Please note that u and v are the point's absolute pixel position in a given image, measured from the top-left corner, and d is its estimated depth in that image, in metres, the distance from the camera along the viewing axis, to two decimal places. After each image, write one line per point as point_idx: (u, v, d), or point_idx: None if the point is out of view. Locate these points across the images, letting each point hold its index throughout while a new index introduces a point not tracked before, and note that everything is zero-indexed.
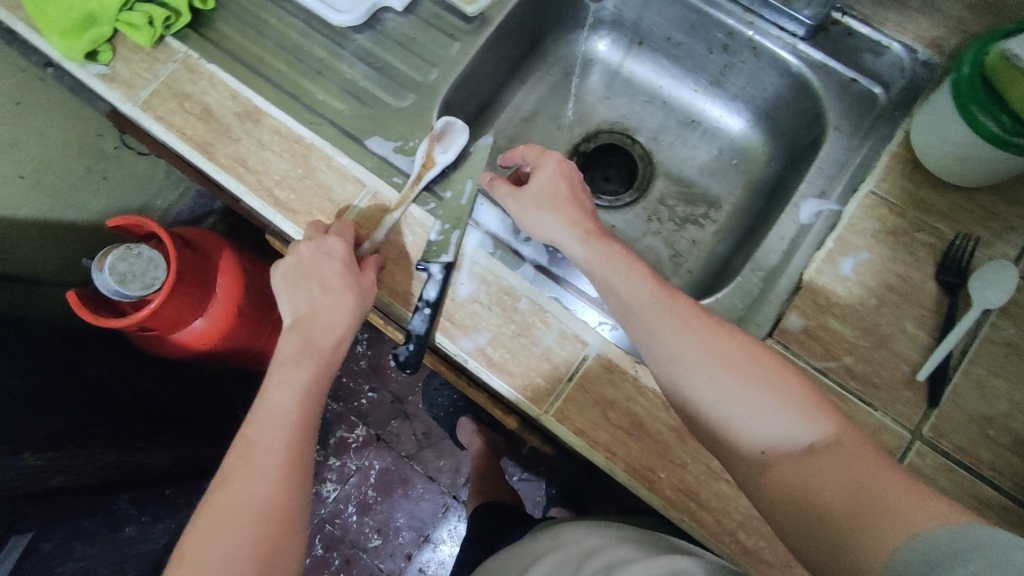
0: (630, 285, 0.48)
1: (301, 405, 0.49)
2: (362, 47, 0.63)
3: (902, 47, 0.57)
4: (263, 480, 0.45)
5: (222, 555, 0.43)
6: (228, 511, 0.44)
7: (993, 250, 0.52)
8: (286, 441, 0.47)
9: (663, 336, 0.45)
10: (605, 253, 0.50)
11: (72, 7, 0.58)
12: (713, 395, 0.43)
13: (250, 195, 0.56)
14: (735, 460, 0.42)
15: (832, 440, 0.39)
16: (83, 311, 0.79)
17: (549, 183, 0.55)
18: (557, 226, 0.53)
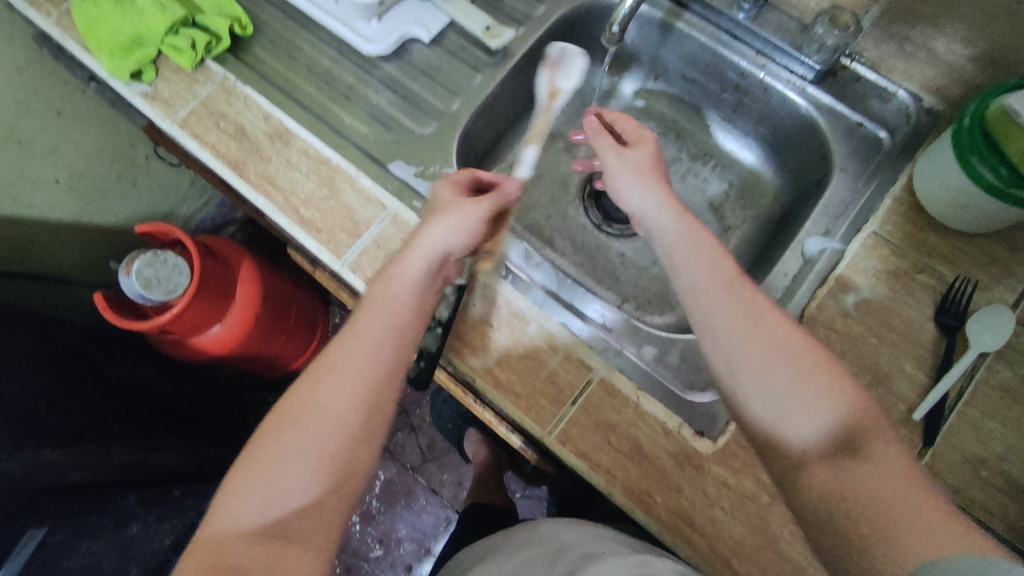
0: (708, 268, 0.49)
1: (393, 331, 0.49)
2: (389, 75, 0.66)
3: (908, 94, 0.60)
4: (345, 396, 0.46)
5: (294, 457, 0.44)
6: (308, 431, 0.45)
7: (992, 294, 0.54)
8: (372, 364, 0.48)
9: (726, 318, 0.47)
10: (693, 231, 0.51)
11: (121, 29, 0.62)
12: (773, 380, 0.44)
13: (276, 212, 0.59)
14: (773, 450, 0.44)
15: (872, 450, 0.41)
16: (109, 313, 0.83)
17: (645, 155, 0.57)
18: (650, 195, 0.54)
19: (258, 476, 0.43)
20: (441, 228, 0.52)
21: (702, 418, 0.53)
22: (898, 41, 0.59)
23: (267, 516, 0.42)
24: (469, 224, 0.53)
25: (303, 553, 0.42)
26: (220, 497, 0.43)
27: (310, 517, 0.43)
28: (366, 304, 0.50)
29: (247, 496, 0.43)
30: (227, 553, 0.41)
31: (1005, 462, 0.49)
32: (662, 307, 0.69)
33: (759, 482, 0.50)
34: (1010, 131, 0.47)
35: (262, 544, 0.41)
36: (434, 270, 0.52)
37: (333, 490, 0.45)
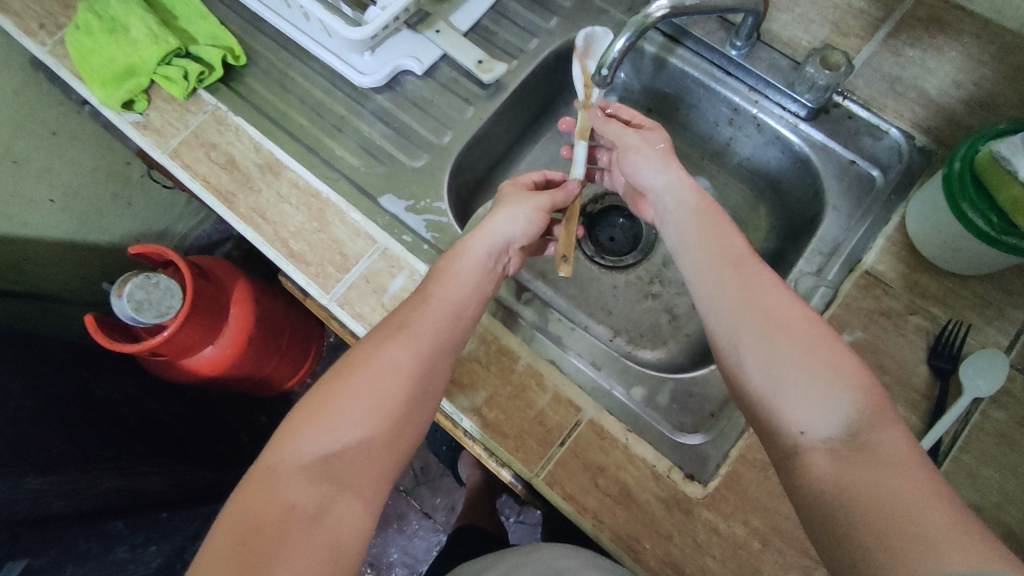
0: (716, 244, 0.49)
1: (461, 301, 0.50)
2: (381, 107, 0.66)
3: (899, 133, 0.59)
4: (410, 354, 0.46)
5: (351, 405, 0.44)
6: (366, 382, 0.45)
7: (985, 337, 0.53)
8: (441, 327, 0.49)
9: (729, 292, 0.46)
10: (708, 208, 0.51)
11: (115, 59, 0.62)
12: (778, 353, 0.42)
13: (266, 245, 0.59)
14: (773, 435, 0.42)
15: (875, 440, 0.38)
16: (99, 337, 0.81)
17: (659, 137, 0.57)
18: (667, 171, 0.54)
19: (321, 417, 0.43)
20: (509, 216, 0.55)
21: (691, 460, 0.52)
22: (889, 80, 0.60)
23: (325, 458, 0.42)
24: (532, 214, 0.56)
25: (354, 502, 0.41)
26: (283, 433, 0.43)
27: (366, 466, 0.43)
28: (437, 275, 0.51)
29: (310, 435, 0.42)
30: (285, 487, 0.40)
31: (1002, 511, 0.48)
32: (655, 341, 0.68)
33: (750, 528, 0.49)
34: (1000, 180, 0.46)
35: (317, 483, 0.40)
36: (499, 256, 0.54)
37: (384, 445, 0.44)
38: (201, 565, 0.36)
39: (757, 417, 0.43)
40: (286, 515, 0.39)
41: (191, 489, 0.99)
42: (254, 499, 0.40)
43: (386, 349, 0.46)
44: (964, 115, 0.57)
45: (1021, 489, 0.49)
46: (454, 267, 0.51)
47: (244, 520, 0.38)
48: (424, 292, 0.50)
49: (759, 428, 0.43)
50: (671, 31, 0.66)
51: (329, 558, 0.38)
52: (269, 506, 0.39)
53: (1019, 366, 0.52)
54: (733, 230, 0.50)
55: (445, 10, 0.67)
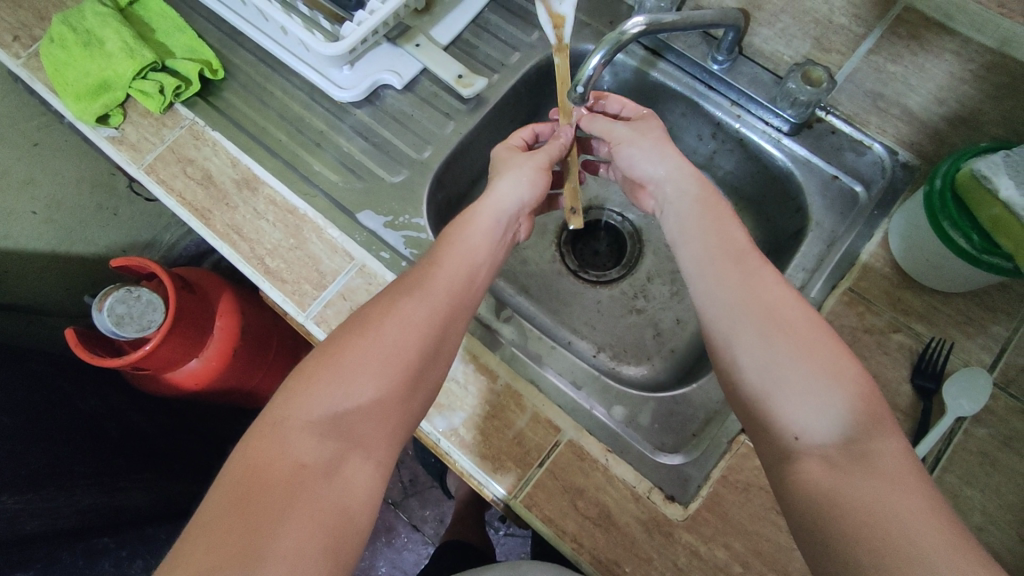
0: (722, 234, 0.49)
1: (472, 269, 0.50)
2: (360, 121, 0.65)
3: (883, 148, 0.58)
4: (424, 316, 0.46)
5: (361, 369, 0.42)
6: (378, 349, 0.43)
7: (968, 354, 0.52)
8: (453, 293, 0.48)
9: (729, 286, 0.45)
10: (708, 198, 0.51)
11: (89, 74, 0.61)
12: (779, 345, 0.42)
13: (241, 262, 0.58)
14: (768, 433, 0.41)
15: (872, 448, 0.37)
16: (79, 351, 0.80)
17: (652, 124, 0.57)
18: (664, 160, 0.54)
19: (332, 374, 0.42)
20: (513, 181, 0.54)
21: (672, 481, 0.51)
22: (872, 96, 0.59)
23: (335, 416, 0.41)
24: (535, 176, 0.55)
25: (365, 461, 0.40)
26: (291, 389, 0.42)
27: (377, 424, 0.42)
28: (447, 243, 0.51)
29: (320, 391, 0.41)
30: (294, 441, 0.39)
31: (985, 533, 0.47)
32: (639, 357, 0.67)
33: (731, 551, 0.48)
34: (981, 198, 0.46)
35: (327, 440, 0.39)
36: (507, 222, 0.54)
37: (396, 405, 0.43)
38: (202, 523, 0.35)
39: (753, 409, 0.42)
40: (295, 471, 0.37)
41: (172, 502, 0.98)
42: (259, 454, 0.38)
43: (402, 314, 0.45)
44: (946, 132, 0.57)
45: (1005, 510, 0.48)
46: (464, 234, 0.51)
47: (249, 474, 0.37)
48: (435, 257, 0.50)
49: (754, 428, 0.42)
50: (653, 45, 0.66)
51: (338, 519, 0.37)
52: (276, 461, 0.38)
53: (1002, 385, 0.51)
54: (734, 222, 0.50)
55: (426, 23, 0.66)
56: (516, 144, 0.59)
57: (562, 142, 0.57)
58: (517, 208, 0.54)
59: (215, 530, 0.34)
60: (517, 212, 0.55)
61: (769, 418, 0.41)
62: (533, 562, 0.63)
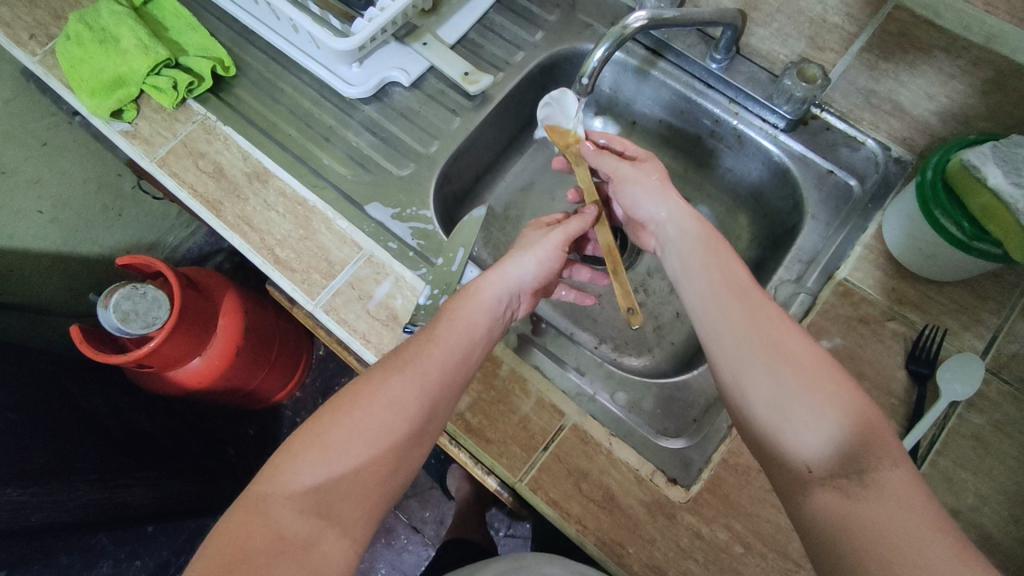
0: (724, 274, 0.47)
1: (470, 342, 0.49)
2: (369, 118, 0.67)
3: (876, 144, 0.61)
4: (414, 392, 0.45)
5: (343, 440, 0.42)
6: (361, 422, 0.43)
7: (961, 341, 0.54)
8: (445, 371, 0.46)
9: (734, 322, 0.43)
10: (711, 239, 0.49)
11: (104, 70, 0.62)
12: (777, 376, 0.40)
13: (252, 252, 0.59)
14: (772, 458, 0.40)
15: (879, 474, 0.35)
16: (85, 346, 0.80)
17: (655, 164, 0.56)
18: (665, 202, 0.53)
19: (317, 449, 0.41)
20: (521, 261, 0.53)
21: (675, 464, 0.52)
22: (864, 93, 0.61)
23: (315, 488, 0.40)
24: (548, 257, 0.54)
25: (341, 535, 0.40)
26: (276, 461, 0.42)
27: (358, 503, 0.41)
28: (446, 316, 0.50)
29: (304, 464, 0.41)
30: (275, 516, 0.38)
31: (978, 513, 0.49)
32: (640, 348, 0.69)
33: (733, 532, 0.49)
34: (971, 188, 0.48)
35: (308, 516, 0.39)
36: (509, 300, 0.52)
37: (378, 485, 0.42)
38: None
39: (762, 447, 0.41)
40: (274, 544, 0.37)
41: (184, 499, 0.98)
42: (239, 530, 0.38)
43: (388, 387, 0.44)
44: (937, 128, 0.58)
45: (998, 492, 0.49)
46: (463, 309, 0.50)
47: (225, 548, 0.37)
48: (432, 330, 0.48)
49: (760, 451, 0.41)
50: (653, 45, 0.68)
51: None
52: (256, 533, 0.37)
53: (994, 370, 0.53)
54: (735, 259, 0.48)
55: (433, 23, 0.68)
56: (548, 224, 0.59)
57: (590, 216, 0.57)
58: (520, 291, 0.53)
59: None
60: (520, 294, 0.53)
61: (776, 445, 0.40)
62: (538, 551, 0.64)
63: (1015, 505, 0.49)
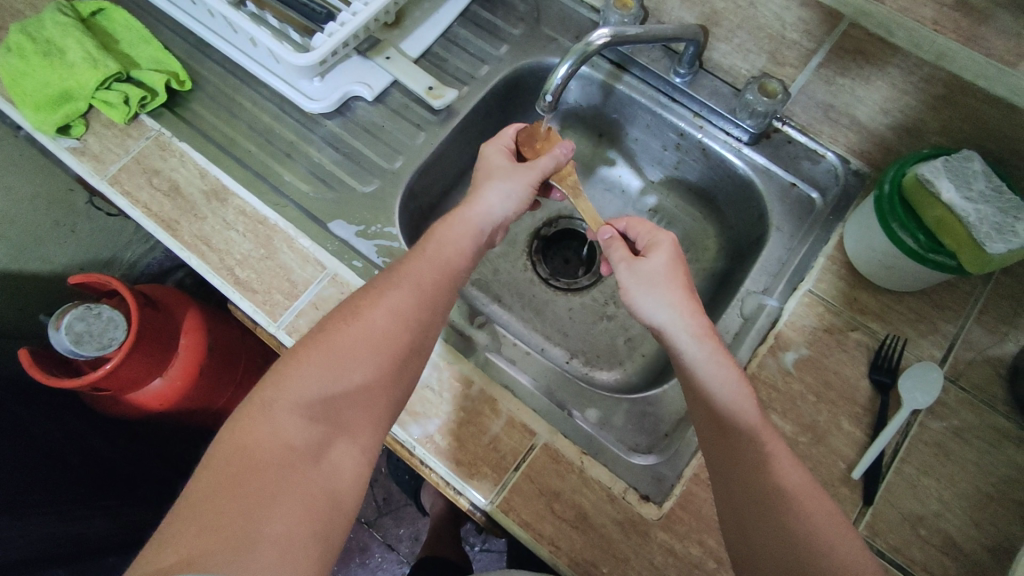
0: (720, 381, 0.46)
1: (456, 261, 0.52)
2: (331, 132, 0.65)
3: (836, 157, 0.63)
4: (411, 302, 0.49)
5: (348, 346, 0.46)
6: (360, 338, 0.46)
7: (920, 350, 0.55)
8: (438, 282, 0.50)
9: (719, 375, 0.47)
10: (719, 359, 0.47)
11: (49, 84, 0.60)
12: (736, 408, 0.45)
13: (210, 273, 0.57)
14: (728, 498, 0.45)
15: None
16: (32, 369, 0.76)
17: (664, 259, 0.53)
18: (667, 305, 0.50)
19: (320, 366, 0.45)
20: (502, 193, 0.56)
21: (647, 481, 0.52)
22: (823, 107, 0.61)
23: (323, 401, 0.44)
24: (524, 191, 0.57)
25: (351, 444, 0.44)
26: (282, 370, 0.45)
27: (362, 411, 0.45)
28: (433, 236, 0.53)
29: (313, 374, 0.45)
30: (282, 425, 0.42)
31: (942, 520, 0.50)
32: (611, 362, 0.68)
33: (705, 548, 0.49)
34: (926, 201, 0.49)
35: (315, 424, 0.43)
36: (493, 229, 0.56)
37: (384, 393, 0.46)
38: (195, 494, 0.39)
39: (719, 466, 0.46)
40: (284, 453, 0.41)
41: (135, 530, 0.92)
42: (249, 436, 0.42)
43: (382, 307, 0.48)
44: (892, 140, 0.59)
45: (960, 498, 0.50)
46: (449, 229, 0.53)
47: (234, 456, 0.41)
48: (423, 249, 0.52)
49: (718, 482, 0.46)
50: (618, 59, 0.68)
51: (327, 504, 0.41)
52: (269, 438, 0.41)
53: (952, 378, 0.54)
54: (733, 368, 0.47)
55: (395, 36, 0.67)
56: (503, 146, 0.59)
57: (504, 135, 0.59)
58: (506, 214, 0.57)
59: (202, 507, 0.38)
60: (503, 221, 0.57)
61: (747, 525, 0.43)
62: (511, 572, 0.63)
63: (977, 510, 0.50)
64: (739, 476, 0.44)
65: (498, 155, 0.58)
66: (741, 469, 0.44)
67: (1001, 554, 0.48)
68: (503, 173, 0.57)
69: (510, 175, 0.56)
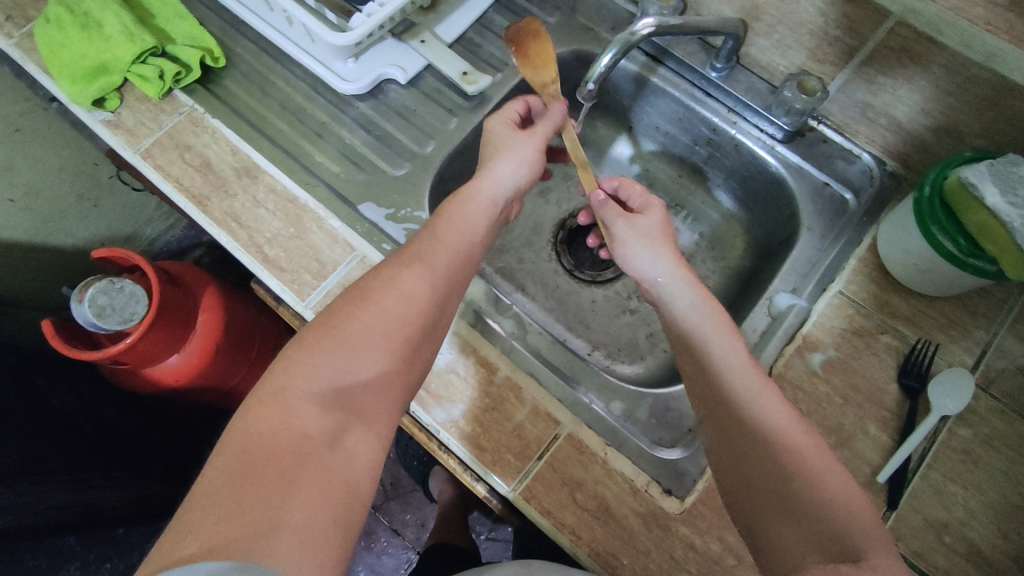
0: (725, 345, 0.46)
1: (467, 246, 0.52)
2: (363, 115, 0.65)
3: (871, 158, 0.61)
4: (424, 288, 0.48)
5: (361, 333, 0.45)
6: (372, 323, 0.45)
7: (951, 356, 0.54)
8: (451, 266, 0.50)
9: (724, 339, 0.46)
10: (707, 304, 0.49)
11: (86, 56, 0.60)
12: (755, 401, 0.43)
13: (239, 250, 0.57)
14: (745, 493, 0.41)
15: (872, 558, 0.35)
16: (55, 341, 0.76)
17: (656, 220, 0.56)
18: (662, 260, 0.53)
19: (334, 354, 0.44)
20: (511, 163, 0.56)
21: (669, 475, 0.52)
22: (861, 107, 0.61)
23: (337, 387, 0.43)
24: (532, 158, 0.58)
25: (364, 432, 0.42)
26: (294, 359, 0.44)
27: (377, 399, 0.44)
28: (442, 218, 0.52)
29: (326, 362, 0.43)
30: (296, 412, 0.41)
31: (968, 528, 0.49)
32: (632, 355, 0.68)
33: (727, 544, 0.49)
34: (968, 205, 0.48)
35: (329, 411, 0.42)
36: (505, 203, 0.56)
37: (396, 379, 0.45)
38: (206, 484, 0.36)
39: (732, 455, 0.42)
40: (299, 440, 0.39)
41: (147, 504, 0.92)
42: (263, 424, 0.40)
43: (392, 291, 0.47)
44: (931, 143, 0.59)
45: (987, 506, 0.50)
46: (460, 213, 0.53)
47: (248, 443, 0.38)
48: (434, 233, 0.51)
49: (727, 474, 0.43)
50: (654, 51, 0.68)
51: (344, 491, 0.39)
52: (284, 425, 0.40)
53: (982, 386, 0.53)
54: (734, 330, 0.47)
55: (431, 20, 0.67)
56: (510, 118, 0.59)
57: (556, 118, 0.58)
58: (514, 186, 0.57)
59: (216, 497, 0.35)
60: (513, 194, 0.57)
61: (764, 511, 0.40)
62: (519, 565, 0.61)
63: (1003, 519, 0.49)
64: (754, 460, 0.41)
65: (503, 125, 0.58)
66: (757, 453, 0.41)
67: None
68: (510, 142, 0.57)
69: (516, 146, 0.57)
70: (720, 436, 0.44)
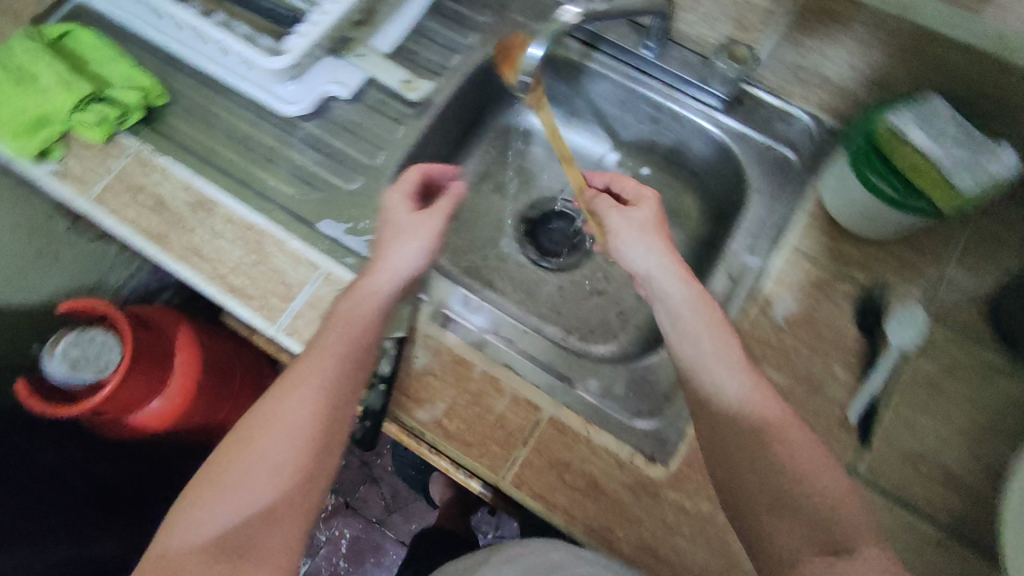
0: (715, 342, 0.49)
1: (351, 354, 0.51)
2: (311, 135, 0.66)
3: (807, 115, 0.64)
4: (304, 415, 0.48)
5: (246, 471, 0.47)
6: (255, 463, 0.47)
7: (904, 293, 0.57)
8: (333, 381, 0.50)
9: (714, 340, 0.49)
10: (699, 300, 0.51)
11: (23, 109, 0.59)
12: (778, 451, 0.45)
13: (203, 283, 0.58)
14: (745, 500, 0.46)
15: (860, 550, 0.42)
16: (28, 399, 0.75)
17: (652, 211, 0.57)
18: (655, 255, 0.55)
19: (226, 498, 0.46)
20: (404, 250, 0.55)
21: (652, 444, 0.53)
22: (792, 68, 0.64)
23: (227, 531, 0.45)
24: (428, 243, 0.57)
25: (260, 565, 0.45)
26: (187, 504, 0.47)
27: (270, 530, 0.46)
28: (327, 328, 0.52)
29: (213, 507, 0.46)
30: (185, 563, 0.44)
31: (938, 453, 0.52)
32: (606, 335, 0.70)
33: (713, 501, 0.50)
34: (899, 149, 0.51)
35: (217, 559, 0.44)
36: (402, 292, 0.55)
37: (292, 506, 0.47)
38: None
39: (732, 472, 0.46)
40: None
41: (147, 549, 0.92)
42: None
43: (272, 425, 0.48)
44: (860, 93, 0.62)
45: (954, 430, 0.52)
46: (347, 318, 0.52)
47: None
48: (313, 348, 0.51)
49: (728, 488, 0.47)
50: (587, 38, 0.69)
51: None
52: None
53: (936, 317, 0.56)
54: (729, 329, 0.51)
55: (365, 33, 0.68)
56: (406, 195, 0.59)
57: (452, 196, 0.58)
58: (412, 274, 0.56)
59: None
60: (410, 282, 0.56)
61: (762, 515, 0.45)
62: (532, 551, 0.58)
63: (969, 440, 0.52)
64: (758, 479, 0.45)
65: (399, 206, 0.58)
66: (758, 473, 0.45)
67: (994, 480, 0.50)
68: (405, 228, 0.56)
69: (412, 232, 0.56)
70: (720, 452, 0.47)
